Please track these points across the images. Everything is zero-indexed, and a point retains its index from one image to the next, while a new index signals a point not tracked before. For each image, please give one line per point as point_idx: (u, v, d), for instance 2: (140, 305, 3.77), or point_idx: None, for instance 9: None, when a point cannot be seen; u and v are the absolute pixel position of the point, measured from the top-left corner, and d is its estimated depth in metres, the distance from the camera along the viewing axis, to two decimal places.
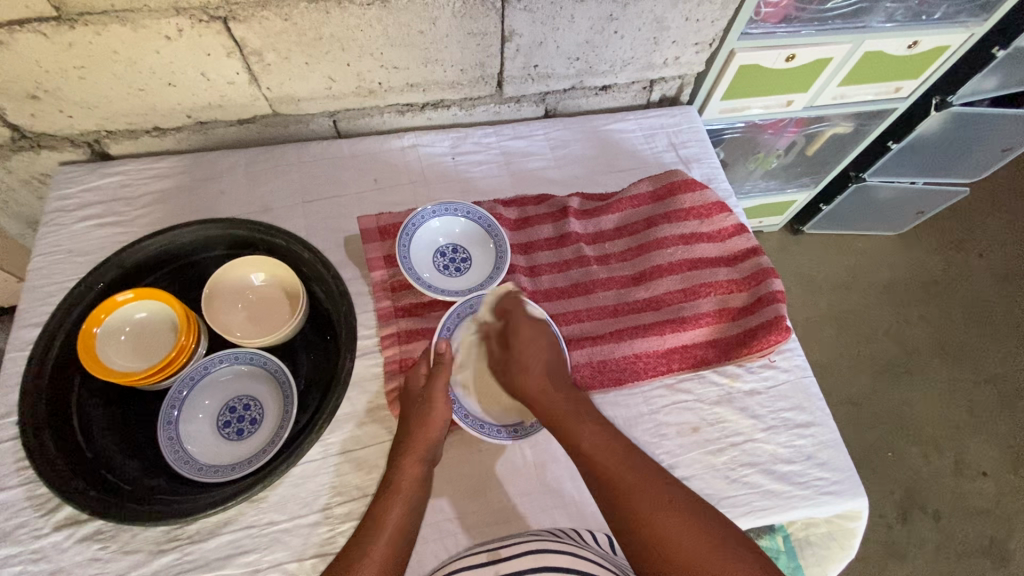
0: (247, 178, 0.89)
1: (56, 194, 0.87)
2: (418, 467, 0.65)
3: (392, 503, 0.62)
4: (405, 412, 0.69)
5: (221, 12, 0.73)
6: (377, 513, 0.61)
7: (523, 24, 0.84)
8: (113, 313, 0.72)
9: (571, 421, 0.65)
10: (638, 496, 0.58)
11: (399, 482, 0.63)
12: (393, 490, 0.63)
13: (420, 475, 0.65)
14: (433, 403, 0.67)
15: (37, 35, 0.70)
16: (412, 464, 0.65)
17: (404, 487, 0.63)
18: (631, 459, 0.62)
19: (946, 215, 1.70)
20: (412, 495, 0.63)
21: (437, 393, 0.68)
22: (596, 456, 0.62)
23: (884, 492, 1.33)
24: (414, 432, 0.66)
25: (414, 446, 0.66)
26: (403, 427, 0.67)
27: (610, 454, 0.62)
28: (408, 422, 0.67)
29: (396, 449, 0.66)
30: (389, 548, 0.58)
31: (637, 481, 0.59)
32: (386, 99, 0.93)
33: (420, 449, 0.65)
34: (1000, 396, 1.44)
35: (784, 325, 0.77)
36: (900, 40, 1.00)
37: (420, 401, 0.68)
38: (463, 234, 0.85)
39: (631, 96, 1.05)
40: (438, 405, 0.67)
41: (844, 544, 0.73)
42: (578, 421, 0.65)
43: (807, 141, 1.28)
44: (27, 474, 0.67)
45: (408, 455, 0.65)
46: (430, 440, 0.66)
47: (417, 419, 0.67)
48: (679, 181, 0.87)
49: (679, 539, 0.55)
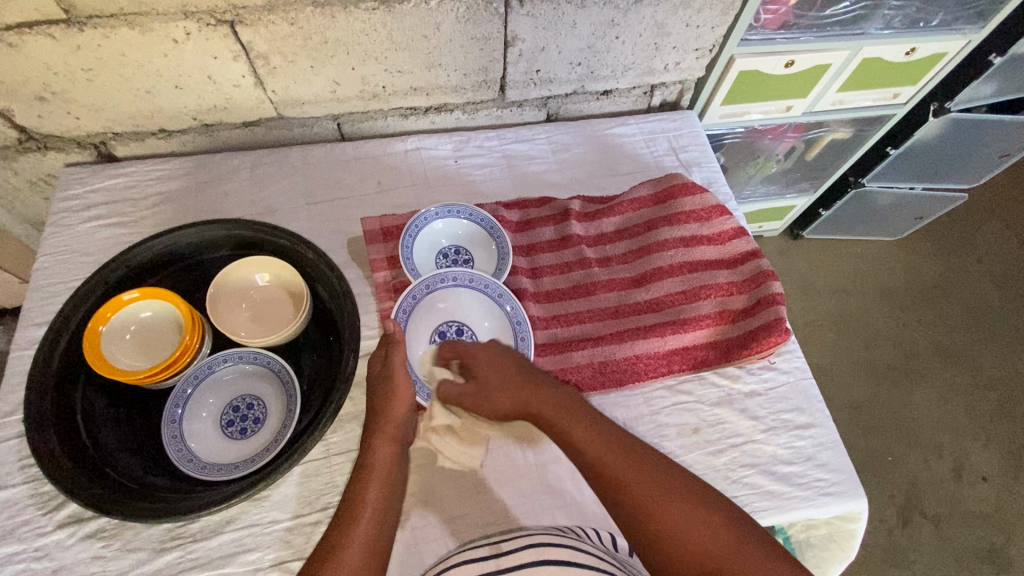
0: (253, 179, 0.90)
1: (62, 195, 0.87)
2: (390, 447, 0.65)
3: (368, 484, 0.61)
4: (371, 392, 0.69)
5: (229, 16, 0.74)
6: (354, 495, 0.61)
7: (526, 30, 0.85)
8: (119, 312, 0.73)
9: (563, 419, 0.63)
10: (634, 478, 0.58)
11: (373, 462, 0.63)
12: (369, 470, 0.63)
13: (393, 457, 0.65)
14: (396, 381, 0.68)
15: (47, 37, 0.71)
16: (383, 443, 0.65)
17: (379, 468, 0.63)
18: (626, 447, 0.61)
19: (944, 221, 1.71)
20: (386, 476, 0.63)
21: (396, 368, 0.68)
22: (590, 448, 0.61)
23: (884, 497, 1.33)
24: (381, 411, 0.66)
25: (384, 424, 0.66)
26: (371, 408, 0.67)
27: (606, 446, 0.61)
28: (375, 402, 0.67)
29: (368, 428, 0.66)
30: (370, 529, 0.58)
31: (635, 470, 0.59)
32: (390, 103, 0.94)
33: (389, 427, 0.66)
34: (1000, 402, 1.45)
35: (784, 326, 0.78)
36: (899, 47, 1.01)
37: (381, 381, 0.68)
38: (465, 236, 0.86)
39: (631, 101, 1.06)
40: (399, 380, 0.68)
41: (845, 545, 0.73)
42: (570, 417, 0.63)
43: (806, 146, 1.30)
44: (31, 472, 0.68)
45: (379, 433, 0.65)
46: (399, 419, 0.66)
47: (383, 399, 0.67)
48: (680, 185, 0.88)
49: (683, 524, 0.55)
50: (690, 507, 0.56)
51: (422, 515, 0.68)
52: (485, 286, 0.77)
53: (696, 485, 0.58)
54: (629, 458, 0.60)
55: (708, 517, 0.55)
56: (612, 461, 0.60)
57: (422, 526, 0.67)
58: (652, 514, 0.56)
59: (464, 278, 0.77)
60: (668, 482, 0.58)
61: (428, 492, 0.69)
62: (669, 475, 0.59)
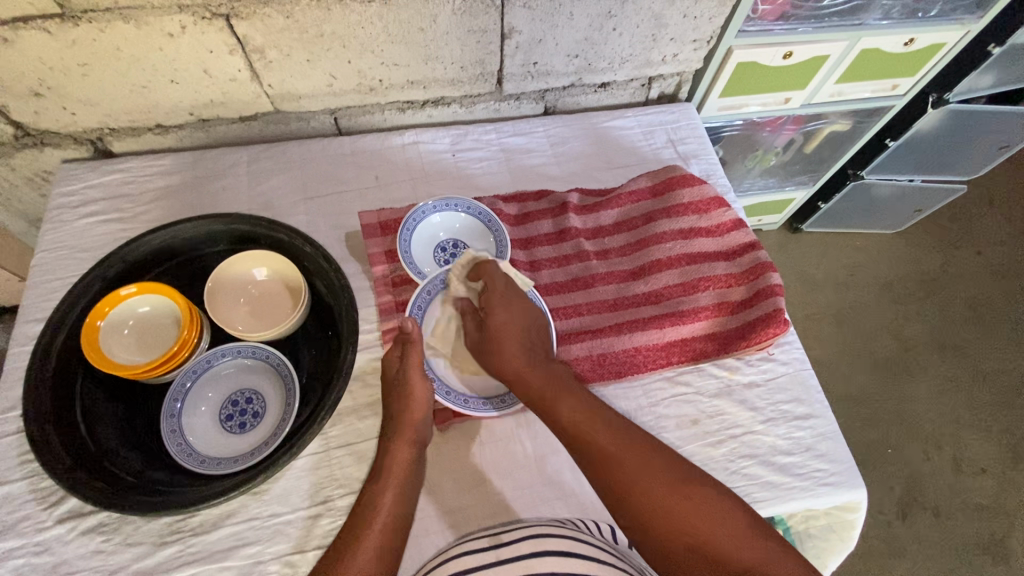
0: (250, 174, 0.90)
1: (59, 191, 0.87)
2: (407, 450, 0.65)
3: (384, 487, 0.62)
4: (387, 397, 0.69)
5: (224, 10, 0.74)
6: (369, 499, 0.61)
7: (523, 22, 0.84)
8: (117, 306, 0.73)
9: (556, 398, 0.65)
10: (629, 466, 0.58)
11: (391, 466, 0.64)
12: (385, 474, 0.63)
13: (410, 460, 0.65)
14: (411, 385, 0.68)
15: (42, 32, 0.71)
16: (402, 446, 0.65)
17: (395, 472, 0.63)
18: (622, 436, 0.61)
19: (944, 213, 1.71)
20: (404, 479, 0.63)
21: (411, 368, 0.69)
22: (588, 434, 0.62)
23: (884, 489, 1.33)
24: (399, 415, 0.66)
25: (402, 428, 0.66)
26: (388, 412, 0.67)
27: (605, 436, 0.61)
28: (391, 405, 0.67)
29: (387, 432, 0.66)
30: (383, 533, 0.58)
31: (630, 458, 0.59)
32: (386, 97, 0.93)
33: (406, 430, 0.66)
34: (999, 393, 1.45)
35: (782, 318, 0.77)
36: (897, 37, 1.01)
37: (397, 384, 0.68)
38: (463, 229, 0.86)
39: (630, 93, 1.06)
40: (416, 383, 0.68)
41: (844, 535, 0.73)
42: (562, 397, 0.65)
43: (804, 138, 1.29)
44: (31, 467, 0.68)
45: (396, 436, 0.65)
46: (418, 422, 0.66)
47: (399, 402, 0.67)
48: (678, 177, 0.88)
49: (681, 511, 0.55)
50: (687, 493, 0.56)
51: (422, 507, 0.68)
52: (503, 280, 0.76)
53: (691, 472, 0.58)
54: (624, 446, 0.60)
55: (704, 502, 0.55)
56: (611, 451, 0.60)
57: (423, 519, 0.67)
58: (650, 499, 0.56)
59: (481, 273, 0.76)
60: (667, 472, 0.58)
61: (428, 486, 0.69)
62: (665, 462, 0.59)
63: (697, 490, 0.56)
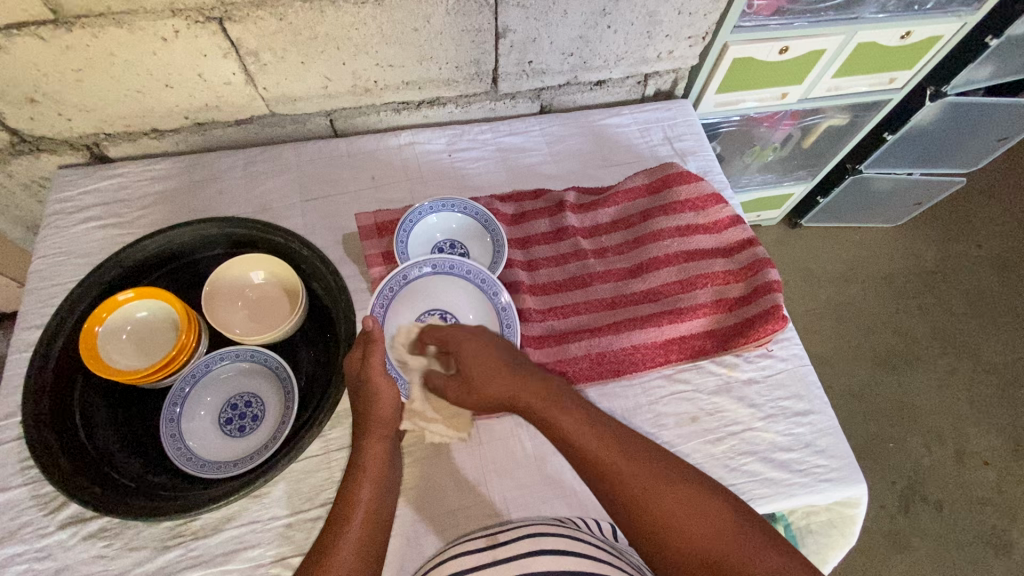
0: (246, 178, 0.90)
1: (56, 197, 0.87)
2: (380, 445, 0.64)
3: (360, 484, 0.61)
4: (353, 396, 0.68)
5: (217, 13, 0.74)
6: (347, 494, 0.61)
7: (517, 21, 0.84)
8: (115, 312, 0.73)
9: (551, 405, 0.62)
10: (633, 473, 0.57)
11: (363, 462, 0.63)
12: (360, 470, 0.62)
13: (383, 454, 0.64)
14: (376, 385, 0.66)
15: (36, 38, 0.71)
16: (375, 441, 0.64)
17: (369, 469, 0.63)
18: (615, 438, 0.59)
19: (942, 206, 1.70)
20: (379, 475, 0.63)
21: (375, 370, 0.66)
22: (582, 440, 0.59)
23: (885, 483, 1.33)
24: (366, 412, 0.66)
25: (372, 425, 0.65)
26: (355, 410, 0.67)
27: (598, 438, 0.59)
28: (358, 404, 0.67)
29: (357, 428, 0.66)
30: (364, 529, 0.58)
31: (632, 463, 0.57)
32: (382, 98, 0.93)
33: (377, 426, 0.65)
34: (1000, 386, 1.44)
35: (780, 314, 0.77)
36: (893, 30, 1.00)
37: (360, 385, 0.66)
38: (459, 229, 0.86)
39: (625, 91, 1.06)
40: (379, 383, 0.66)
41: (845, 531, 0.73)
42: (557, 405, 0.62)
43: (802, 133, 1.29)
44: (31, 474, 0.68)
45: (367, 433, 0.65)
46: (386, 416, 0.66)
47: (364, 400, 0.66)
48: (675, 174, 0.88)
49: (683, 516, 0.54)
50: (688, 496, 0.55)
51: (421, 508, 0.68)
52: (465, 270, 0.77)
53: (689, 473, 0.57)
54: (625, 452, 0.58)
55: (708, 504, 0.54)
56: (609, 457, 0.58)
57: (422, 520, 0.67)
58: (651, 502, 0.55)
59: (442, 264, 0.77)
60: (664, 472, 0.57)
61: (428, 487, 0.69)
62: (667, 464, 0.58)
63: (697, 490, 0.56)
